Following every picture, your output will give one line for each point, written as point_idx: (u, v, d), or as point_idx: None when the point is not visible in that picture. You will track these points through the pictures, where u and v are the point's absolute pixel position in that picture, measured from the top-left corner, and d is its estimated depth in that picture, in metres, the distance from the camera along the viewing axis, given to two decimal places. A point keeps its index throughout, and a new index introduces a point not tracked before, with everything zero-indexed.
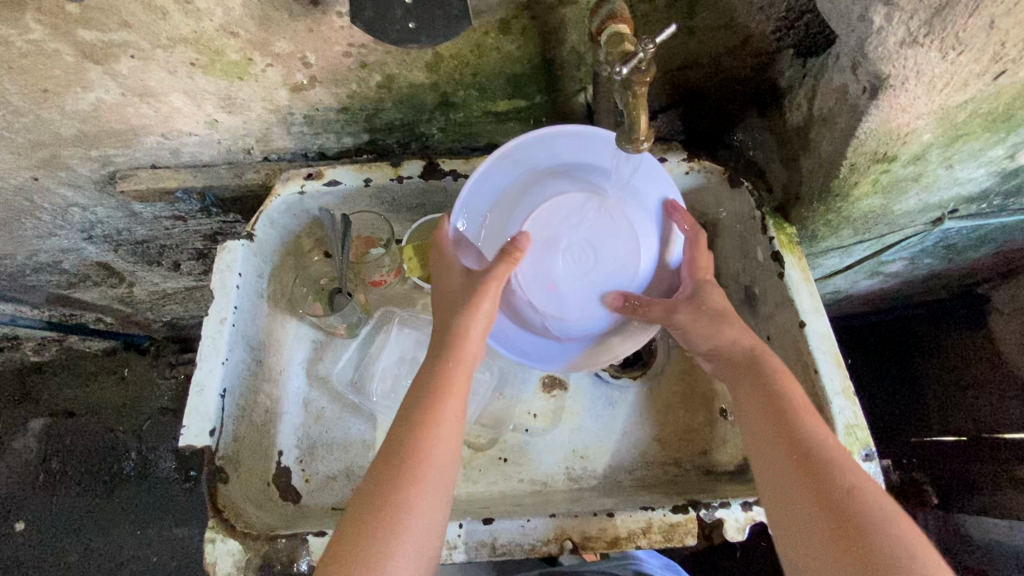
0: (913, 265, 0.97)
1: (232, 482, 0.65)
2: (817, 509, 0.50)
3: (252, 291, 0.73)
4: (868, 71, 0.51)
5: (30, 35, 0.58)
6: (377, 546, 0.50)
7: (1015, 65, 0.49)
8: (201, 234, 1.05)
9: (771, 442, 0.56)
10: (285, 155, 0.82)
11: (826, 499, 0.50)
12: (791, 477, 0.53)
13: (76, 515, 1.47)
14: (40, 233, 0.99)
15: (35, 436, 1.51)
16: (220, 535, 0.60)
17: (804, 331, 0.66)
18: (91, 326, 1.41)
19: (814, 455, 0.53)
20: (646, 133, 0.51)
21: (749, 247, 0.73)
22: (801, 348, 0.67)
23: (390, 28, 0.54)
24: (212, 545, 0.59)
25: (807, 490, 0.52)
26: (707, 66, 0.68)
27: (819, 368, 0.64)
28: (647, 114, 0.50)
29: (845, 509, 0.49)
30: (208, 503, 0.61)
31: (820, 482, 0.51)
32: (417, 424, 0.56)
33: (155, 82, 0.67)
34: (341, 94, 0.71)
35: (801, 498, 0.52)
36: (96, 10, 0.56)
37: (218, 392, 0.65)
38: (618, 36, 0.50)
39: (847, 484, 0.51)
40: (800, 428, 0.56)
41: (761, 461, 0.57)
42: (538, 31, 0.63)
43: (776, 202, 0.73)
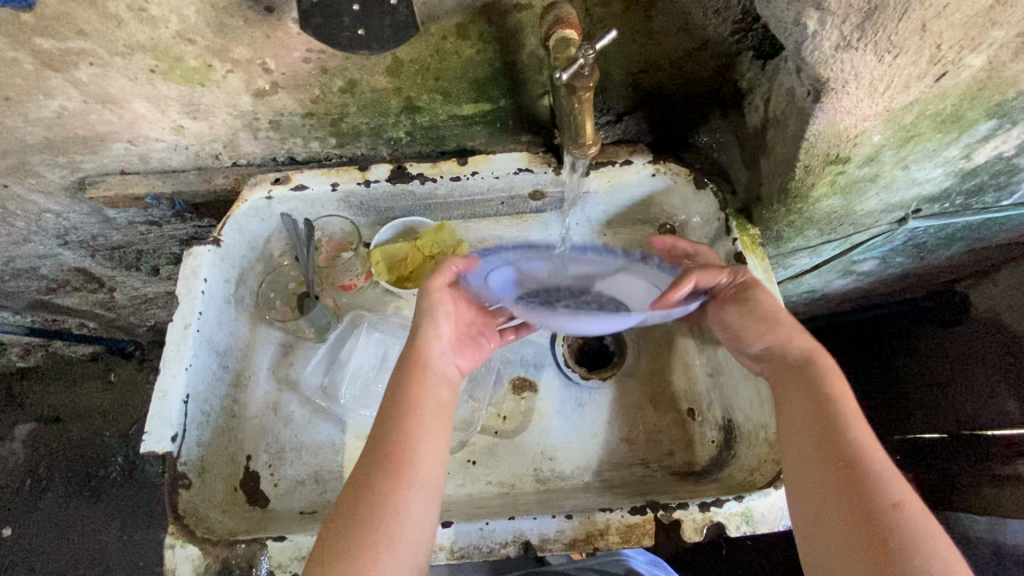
0: (885, 264, 0.98)
1: (195, 488, 0.65)
2: (851, 517, 0.50)
3: (219, 296, 0.73)
4: (810, 74, 0.51)
5: None
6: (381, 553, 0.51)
7: (955, 66, 0.49)
8: (178, 239, 1.05)
9: (810, 440, 0.55)
10: (254, 160, 0.83)
11: (860, 508, 0.50)
12: (824, 481, 0.53)
13: (61, 520, 1.47)
14: (15, 239, 0.99)
15: (20, 442, 1.51)
16: (180, 540, 0.60)
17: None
18: (74, 331, 1.40)
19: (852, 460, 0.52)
20: (592, 138, 0.51)
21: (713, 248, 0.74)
22: None
23: None
24: (172, 551, 0.60)
25: (840, 494, 0.51)
26: (668, 69, 0.69)
27: None
28: (592, 120, 0.52)
29: (880, 518, 0.48)
30: (169, 509, 0.62)
31: (856, 489, 0.50)
32: (399, 426, 0.57)
33: (116, 90, 0.67)
34: (305, 100, 0.71)
35: (832, 502, 0.51)
36: (50, 19, 0.57)
37: (181, 399, 0.65)
38: (564, 42, 0.50)
39: (888, 494, 0.50)
40: (846, 436, 0.54)
41: (799, 463, 0.56)
42: (496, 36, 0.64)
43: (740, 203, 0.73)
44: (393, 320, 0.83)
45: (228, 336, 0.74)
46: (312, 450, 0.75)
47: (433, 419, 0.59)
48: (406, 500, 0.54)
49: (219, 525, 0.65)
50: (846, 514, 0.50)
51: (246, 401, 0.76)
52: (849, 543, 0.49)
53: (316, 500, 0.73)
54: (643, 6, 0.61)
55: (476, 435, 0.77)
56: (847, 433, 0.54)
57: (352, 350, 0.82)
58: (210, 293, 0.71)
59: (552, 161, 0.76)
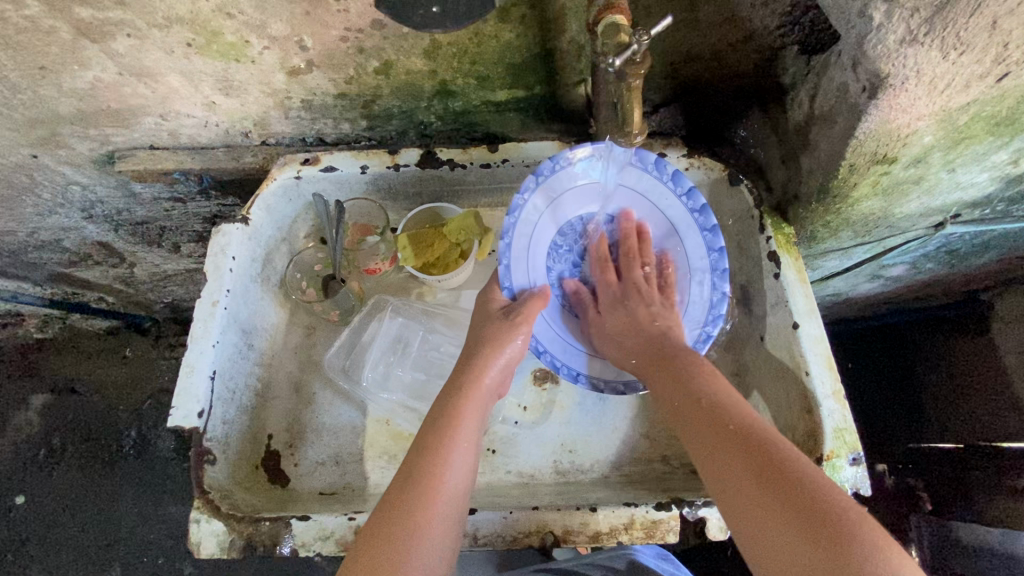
0: (914, 269, 0.96)
1: (219, 464, 0.65)
2: (750, 475, 0.49)
3: (246, 275, 0.73)
4: (868, 69, 0.50)
5: (26, 12, 0.58)
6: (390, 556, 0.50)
7: (1019, 67, 0.48)
8: (201, 216, 1.05)
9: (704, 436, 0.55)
10: (283, 140, 0.82)
11: (755, 471, 0.49)
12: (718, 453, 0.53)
13: (75, 490, 1.49)
14: (40, 210, 1.00)
15: (36, 412, 1.53)
16: (204, 516, 0.61)
17: (796, 333, 0.66)
18: (92, 305, 1.42)
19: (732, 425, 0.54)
20: (639, 128, 0.51)
21: (746, 246, 0.73)
22: (792, 350, 0.66)
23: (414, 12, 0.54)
24: (197, 525, 0.60)
25: (756, 490, 0.49)
26: (709, 61, 0.67)
27: (810, 370, 0.64)
28: (640, 109, 0.50)
29: (767, 470, 0.49)
30: (194, 485, 0.62)
31: (744, 449, 0.51)
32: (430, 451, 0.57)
33: (152, 62, 0.67)
34: (339, 80, 0.70)
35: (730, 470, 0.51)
36: None
37: (208, 375, 0.65)
38: (614, 27, 0.49)
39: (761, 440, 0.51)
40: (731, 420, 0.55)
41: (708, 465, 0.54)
42: (537, 21, 0.63)
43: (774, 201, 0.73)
44: (416, 307, 0.83)
45: (254, 316, 0.74)
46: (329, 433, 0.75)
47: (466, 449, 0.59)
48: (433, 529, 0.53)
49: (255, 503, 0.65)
50: (742, 470, 0.50)
51: (269, 381, 0.76)
52: (758, 504, 0.48)
53: (334, 482, 0.74)
54: None
55: (496, 428, 0.77)
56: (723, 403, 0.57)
57: (374, 334, 0.82)
58: (239, 273, 0.71)
59: None
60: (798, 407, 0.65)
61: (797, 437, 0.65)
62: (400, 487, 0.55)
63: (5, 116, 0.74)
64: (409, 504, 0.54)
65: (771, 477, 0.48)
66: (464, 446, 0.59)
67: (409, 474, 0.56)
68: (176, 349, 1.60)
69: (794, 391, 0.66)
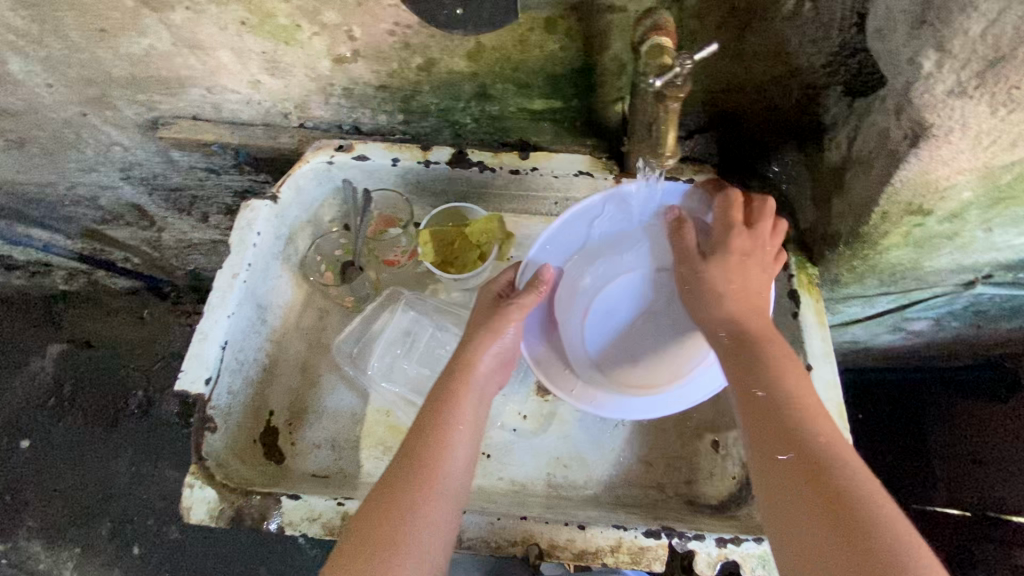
0: (938, 326, 0.94)
1: (219, 433, 0.66)
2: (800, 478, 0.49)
3: (268, 252, 0.74)
4: (912, 117, 0.49)
5: None
6: (383, 536, 0.53)
7: None
8: (232, 190, 1.08)
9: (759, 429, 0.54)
10: (320, 125, 0.84)
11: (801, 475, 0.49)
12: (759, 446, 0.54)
13: (78, 441, 1.52)
14: (82, 167, 1.03)
15: (51, 360, 1.58)
16: (199, 482, 0.61)
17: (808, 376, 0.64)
18: (118, 264, 1.45)
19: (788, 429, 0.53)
20: (671, 149, 0.59)
21: None
22: None
23: (438, 12, 0.55)
24: (190, 490, 0.61)
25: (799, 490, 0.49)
26: (750, 92, 0.67)
27: None
28: (675, 131, 0.54)
29: (812, 476, 0.49)
30: (193, 451, 0.63)
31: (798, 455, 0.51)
32: (434, 428, 0.60)
33: (205, 37, 0.69)
34: (381, 72, 0.72)
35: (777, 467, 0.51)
36: None
37: (219, 344, 0.66)
38: (658, 48, 0.49)
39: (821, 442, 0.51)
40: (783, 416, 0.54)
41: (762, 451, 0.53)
42: (582, 35, 0.63)
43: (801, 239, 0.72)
44: (429, 303, 0.83)
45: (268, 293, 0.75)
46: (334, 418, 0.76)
47: (468, 430, 0.61)
48: (433, 509, 0.55)
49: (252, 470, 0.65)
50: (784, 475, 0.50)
51: (277, 358, 0.77)
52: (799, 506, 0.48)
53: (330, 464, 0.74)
54: (739, 24, 0.60)
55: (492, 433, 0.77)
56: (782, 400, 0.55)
57: (385, 324, 0.82)
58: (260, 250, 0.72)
59: (615, 169, 0.75)
60: None
61: None
62: (389, 485, 0.56)
63: (62, 72, 0.77)
64: (407, 477, 0.56)
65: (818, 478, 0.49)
66: (465, 425, 0.61)
67: (410, 453, 0.58)
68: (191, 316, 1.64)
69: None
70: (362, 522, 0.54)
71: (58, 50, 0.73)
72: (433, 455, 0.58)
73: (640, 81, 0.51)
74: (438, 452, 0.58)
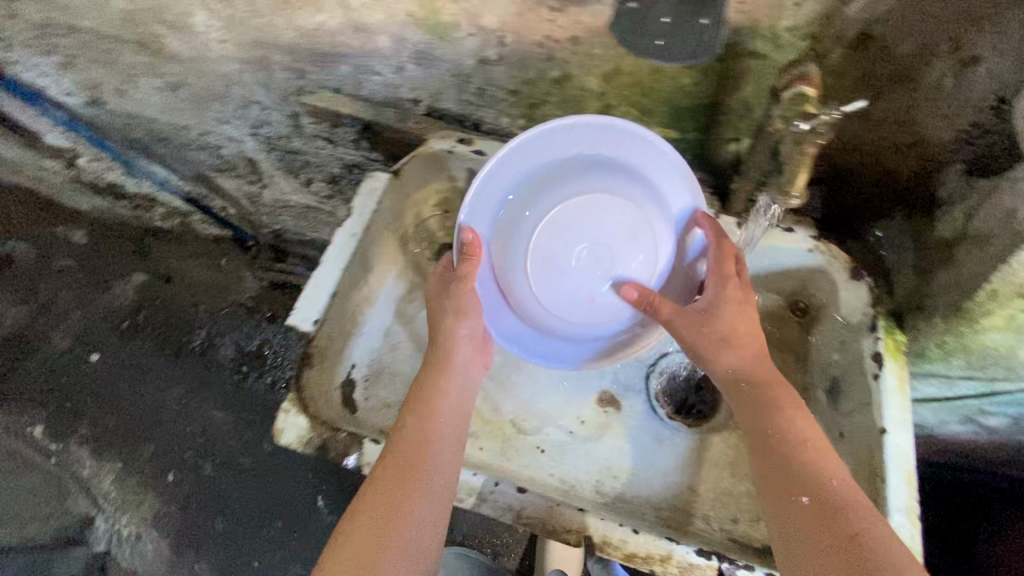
0: (1016, 427, 0.91)
1: (313, 371, 0.71)
2: (806, 509, 0.54)
3: (381, 220, 0.81)
4: None
5: None
6: (379, 527, 0.56)
7: None
8: (344, 161, 1.17)
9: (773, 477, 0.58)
10: (445, 116, 0.91)
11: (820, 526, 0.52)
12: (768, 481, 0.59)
13: (140, 366, 1.64)
14: (220, 117, 1.15)
15: (134, 286, 1.70)
16: (293, 409, 0.68)
17: (882, 439, 0.65)
18: (215, 211, 1.57)
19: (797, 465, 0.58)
20: (799, 190, 0.57)
21: (850, 341, 0.73)
22: (873, 453, 0.65)
23: (641, 40, 0.60)
24: (284, 414, 0.67)
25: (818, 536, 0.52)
26: (865, 156, 0.69)
27: (887, 480, 0.63)
28: (806, 173, 0.54)
29: (835, 529, 0.52)
30: (293, 381, 0.69)
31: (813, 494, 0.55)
32: (417, 427, 0.64)
33: (373, 21, 0.77)
34: (518, 78, 0.78)
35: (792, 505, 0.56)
36: None
37: (329, 293, 0.73)
38: (802, 97, 0.52)
39: (828, 489, 0.55)
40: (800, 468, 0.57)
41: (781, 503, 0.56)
42: (719, 76, 0.67)
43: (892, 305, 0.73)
44: None
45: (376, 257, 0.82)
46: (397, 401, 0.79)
47: (448, 427, 0.65)
48: (419, 504, 0.58)
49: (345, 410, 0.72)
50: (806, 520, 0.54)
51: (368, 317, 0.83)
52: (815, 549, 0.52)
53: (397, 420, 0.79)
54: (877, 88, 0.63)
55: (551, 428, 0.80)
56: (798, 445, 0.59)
57: None
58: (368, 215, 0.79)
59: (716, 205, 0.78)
60: (864, 500, 0.65)
61: None
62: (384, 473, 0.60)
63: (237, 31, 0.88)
64: (393, 472, 0.59)
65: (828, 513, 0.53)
66: (447, 423, 0.65)
67: (393, 451, 0.61)
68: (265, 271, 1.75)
69: (859, 491, 0.66)
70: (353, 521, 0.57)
71: (242, 12, 0.83)
72: (418, 448, 0.61)
73: (778, 123, 0.55)
74: (424, 453, 0.61)
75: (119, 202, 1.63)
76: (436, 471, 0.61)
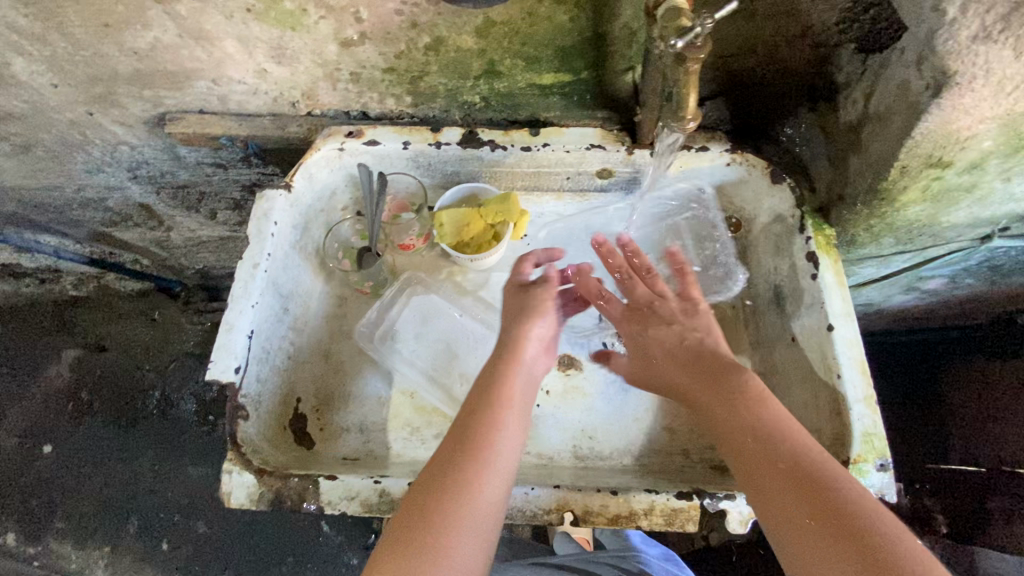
0: (953, 284, 0.95)
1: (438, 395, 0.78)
2: (790, 505, 0.51)
3: (430, 395, 0.77)
4: (802, 266, 0.70)
5: (34, 73, 0.76)
6: (433, 542, 0.50)
7: None
8: (240, 185, 1.06)
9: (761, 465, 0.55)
10: (268, 203, 0.73)
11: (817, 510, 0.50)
12: (798, 523, 0.50)
13: (108, 501, 1.45)
14: (88, 167, 1.00)
15: (67, 366, 1.54)
16: (362, 377, 0.79)
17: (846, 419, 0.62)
18: (127, 266, 1.42)
19: (805, 474, 0.52)
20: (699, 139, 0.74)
21: (808, 371, 0.68)
22: (839, 447, 0.62)
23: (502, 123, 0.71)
24: (413, 443, 0.75)
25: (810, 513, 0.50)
26: (761, 55, 0.67)
27: (851, 410, 0.62)
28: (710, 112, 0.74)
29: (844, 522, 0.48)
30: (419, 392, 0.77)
31: (795, 476, 0.53)
32: (450, 459, 0.56)
33: (210, 26, 0.68)
34: (359, 442, 0.75)
35: (791, 505, 0.51)
36: None
37: (249, 331, 0.67)
38: (675, 11, 0.49)
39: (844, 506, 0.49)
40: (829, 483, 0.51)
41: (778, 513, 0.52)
42: (592, 4, 0.63)
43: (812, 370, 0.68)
44: (446, 285, 0.84)
45: None
46: (236, 469, 0.62)
47: None
48: (453, 549, 0.50)
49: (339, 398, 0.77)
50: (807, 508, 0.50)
51: None
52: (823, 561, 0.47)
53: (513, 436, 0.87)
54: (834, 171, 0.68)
55: (517, 487, 0.60)
56: (775, 435, 0.56)
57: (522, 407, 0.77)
58: None
59: (625, 140, 0.76)
60: (827, 411, 0.65)
61: (823, 440, 0.65)
62: (451, 458, 0.56)
63: (66, 71, 0.76)
64: (440, 488, 0.53)
65: (874, 554, 0.46)
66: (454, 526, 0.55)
67: (434, 479, 0.54)
68: (203, 314, 1.60)
69: (829, 428, 0.64)
70: (409, 516, 0.52)
71: None
72: (473, 456, 0.56)
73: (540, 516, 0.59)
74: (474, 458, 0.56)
75: (55, 362, 1.55)
76: (486, 503, 0.54)
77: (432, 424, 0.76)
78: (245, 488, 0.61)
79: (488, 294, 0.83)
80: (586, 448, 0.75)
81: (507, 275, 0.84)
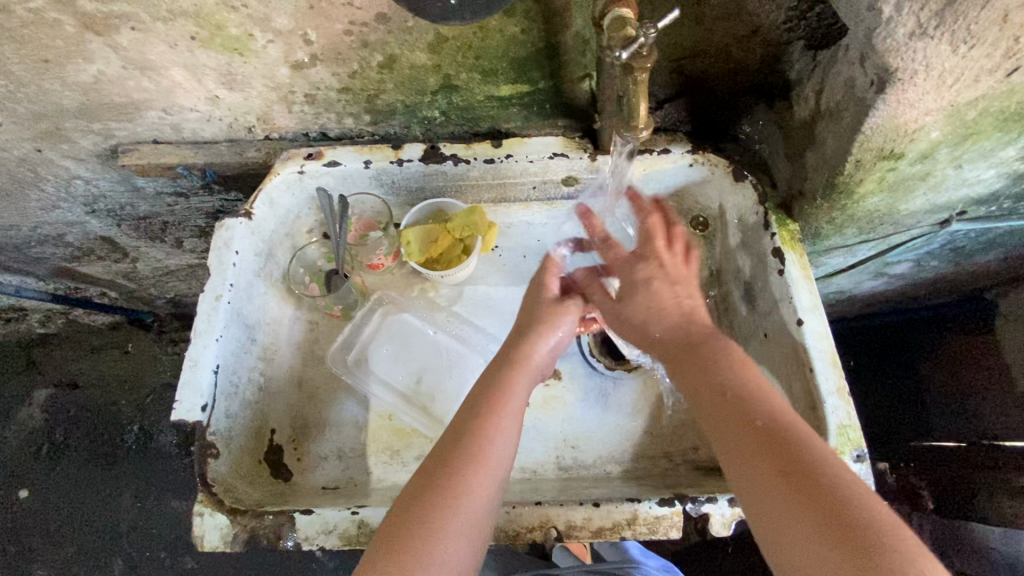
0: (919, 267, 0.96)
1: (413, 412, 0.76)
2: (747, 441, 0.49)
3: (405, 415, 0.76)
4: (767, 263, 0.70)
5: None
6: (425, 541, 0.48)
7: (999, 37, 0.45)
8: (204, 212, 1.04)
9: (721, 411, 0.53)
10: (228, 232, 0.71)
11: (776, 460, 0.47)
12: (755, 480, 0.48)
13: (91, 541, 1.40)
14: (44, 204, 0.97)
15: (39, 407, 1.49)
16: (338, 402, 0.77)
17: (821, 412, 0.62)
18: (95, 300, 1.38)
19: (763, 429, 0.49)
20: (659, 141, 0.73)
21: (783, 365, 0.69)
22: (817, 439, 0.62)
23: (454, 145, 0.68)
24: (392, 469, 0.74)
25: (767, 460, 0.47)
26: (714, 56, 0.67)
27: (825, 403, 0.62)
28: (671, 114, 0.75)
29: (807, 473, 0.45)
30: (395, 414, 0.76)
31: (747, 430, 0.50)
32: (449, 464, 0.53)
33: (155, 56, 0.67)
34: (337, 470, 0.74)
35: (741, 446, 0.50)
36: (108, 16, 0.61)
37: (212, 368, 0.66)
38: (620, 20, 0.50)
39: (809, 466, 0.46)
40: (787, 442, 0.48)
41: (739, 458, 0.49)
42: (543, 15, 0.63)
43: (784, 364, 0.69)
44: (418, 302, 0.82)
45: None
46: (208, 511, 0.60)
47: None
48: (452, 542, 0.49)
49: (314, 426, 0.76)
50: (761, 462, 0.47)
51: None
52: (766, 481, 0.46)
53: None
54: (795, 165, 0.68)
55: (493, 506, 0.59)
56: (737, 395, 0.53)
57: None
58: None
59: (588, 146, 0.75)
60: (803, 405, 0.65)
61: None
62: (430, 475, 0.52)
63: (10, 110, 0.73)
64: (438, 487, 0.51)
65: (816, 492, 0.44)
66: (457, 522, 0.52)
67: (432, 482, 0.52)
68: (178, 344, 1.56)
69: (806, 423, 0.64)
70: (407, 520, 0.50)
71: None
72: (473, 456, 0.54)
73: (524, 535, 0.58)
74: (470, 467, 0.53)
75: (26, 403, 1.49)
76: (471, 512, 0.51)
77: (412, 445, 0.75)
78: (218, 530, 0.60)
79: (460, 307, 0.82)
80: (569, 458, 0.75)
81: (479, 288, 0.82)
